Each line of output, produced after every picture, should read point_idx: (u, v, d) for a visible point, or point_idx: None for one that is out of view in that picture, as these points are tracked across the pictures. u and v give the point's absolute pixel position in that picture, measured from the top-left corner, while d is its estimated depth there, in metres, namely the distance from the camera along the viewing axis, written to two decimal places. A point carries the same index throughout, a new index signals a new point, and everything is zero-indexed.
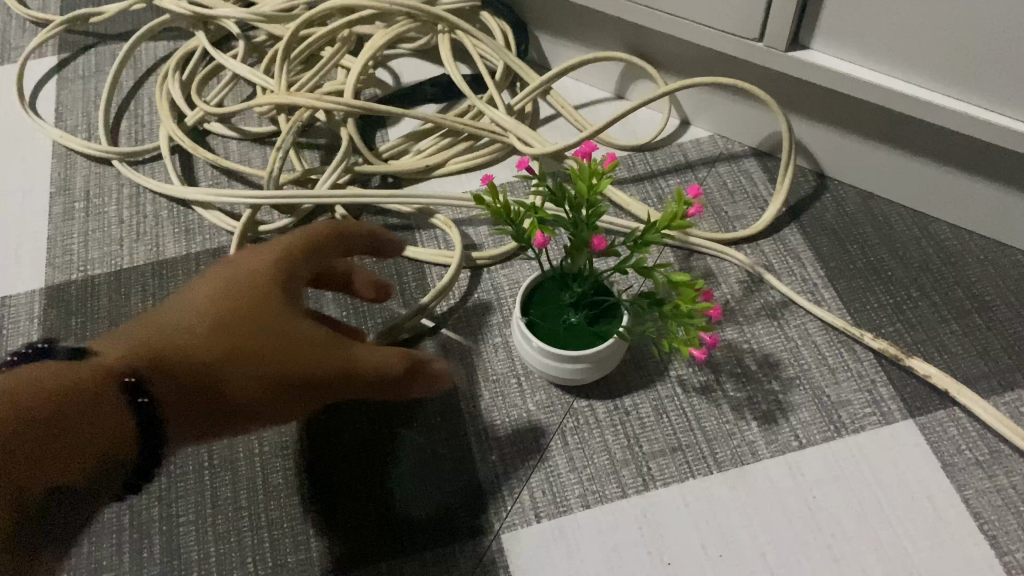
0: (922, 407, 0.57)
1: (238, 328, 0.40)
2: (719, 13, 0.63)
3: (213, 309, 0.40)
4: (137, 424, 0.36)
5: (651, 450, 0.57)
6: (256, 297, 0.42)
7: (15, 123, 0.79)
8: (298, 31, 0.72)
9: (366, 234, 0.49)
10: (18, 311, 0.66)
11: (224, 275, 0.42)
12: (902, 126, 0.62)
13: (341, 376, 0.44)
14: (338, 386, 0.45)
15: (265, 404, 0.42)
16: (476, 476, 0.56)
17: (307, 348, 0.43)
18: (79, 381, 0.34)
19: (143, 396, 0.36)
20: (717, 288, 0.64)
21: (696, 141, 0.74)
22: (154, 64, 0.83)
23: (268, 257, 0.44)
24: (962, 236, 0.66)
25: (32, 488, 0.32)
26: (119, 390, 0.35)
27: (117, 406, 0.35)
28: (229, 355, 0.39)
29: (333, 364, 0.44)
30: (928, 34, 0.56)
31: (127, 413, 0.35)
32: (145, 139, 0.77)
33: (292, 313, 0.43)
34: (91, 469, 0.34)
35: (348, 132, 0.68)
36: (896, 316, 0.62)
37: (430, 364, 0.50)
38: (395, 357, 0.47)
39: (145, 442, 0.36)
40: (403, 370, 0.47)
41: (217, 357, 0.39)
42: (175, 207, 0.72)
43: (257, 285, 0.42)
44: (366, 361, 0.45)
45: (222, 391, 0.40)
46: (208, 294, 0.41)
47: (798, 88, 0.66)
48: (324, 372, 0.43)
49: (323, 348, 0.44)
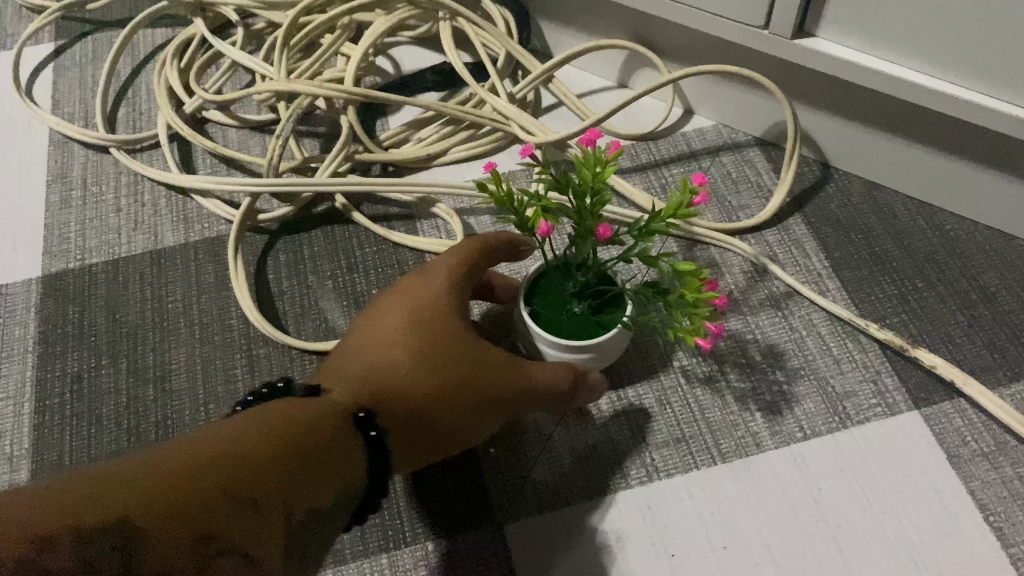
0: (928, 398, 0.57)
1: (440, 367, 0.45)
2: (724, 1, 0.62)
3: (417, 348, 0.45)
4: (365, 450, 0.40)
5: (654, 441, 0.56)
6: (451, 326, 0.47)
7: (11, 110, 0.78)
8: (297, 18, 0.71)
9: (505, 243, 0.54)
10: (15, 300, 0.65)
11: (414, 302, 0.47)
12: (908, 115, 0.62)
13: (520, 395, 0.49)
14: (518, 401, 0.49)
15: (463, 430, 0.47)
16: (478, 467, 0.56)
17: (494, 366, 0.47)
18: (321, 419, 0.38)
19: (372, 429, 0.41)
20: (721, 278, 0.64)
21: (699, 131, 0.74)
22: (151, 51, 0.82)
23: (437, 280, 0.49)
24: (968, 227, 0.66)
25: (298, 508, 0.34)
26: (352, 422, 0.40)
27: (346, 431, 0.39)
28: (433, 393, 0.45)
29: (517, 379, 0.48)
30: (936, 21, 0.55)
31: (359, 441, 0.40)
32: (143, 127, 0.76)
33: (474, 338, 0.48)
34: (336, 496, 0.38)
35: (348, 120, 0.67)
36: (901, 307, 0.62)
37: (588, 375, 0.53)
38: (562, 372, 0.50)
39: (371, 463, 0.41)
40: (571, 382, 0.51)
41: (413, 388, 0.44)
42: (173, 195, 0.71)
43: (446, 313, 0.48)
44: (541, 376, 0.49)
45: (424, 413, 0.45)
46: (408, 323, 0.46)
47: (804, 76, 0.65)
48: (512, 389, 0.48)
49: (507, 367, 0.48)
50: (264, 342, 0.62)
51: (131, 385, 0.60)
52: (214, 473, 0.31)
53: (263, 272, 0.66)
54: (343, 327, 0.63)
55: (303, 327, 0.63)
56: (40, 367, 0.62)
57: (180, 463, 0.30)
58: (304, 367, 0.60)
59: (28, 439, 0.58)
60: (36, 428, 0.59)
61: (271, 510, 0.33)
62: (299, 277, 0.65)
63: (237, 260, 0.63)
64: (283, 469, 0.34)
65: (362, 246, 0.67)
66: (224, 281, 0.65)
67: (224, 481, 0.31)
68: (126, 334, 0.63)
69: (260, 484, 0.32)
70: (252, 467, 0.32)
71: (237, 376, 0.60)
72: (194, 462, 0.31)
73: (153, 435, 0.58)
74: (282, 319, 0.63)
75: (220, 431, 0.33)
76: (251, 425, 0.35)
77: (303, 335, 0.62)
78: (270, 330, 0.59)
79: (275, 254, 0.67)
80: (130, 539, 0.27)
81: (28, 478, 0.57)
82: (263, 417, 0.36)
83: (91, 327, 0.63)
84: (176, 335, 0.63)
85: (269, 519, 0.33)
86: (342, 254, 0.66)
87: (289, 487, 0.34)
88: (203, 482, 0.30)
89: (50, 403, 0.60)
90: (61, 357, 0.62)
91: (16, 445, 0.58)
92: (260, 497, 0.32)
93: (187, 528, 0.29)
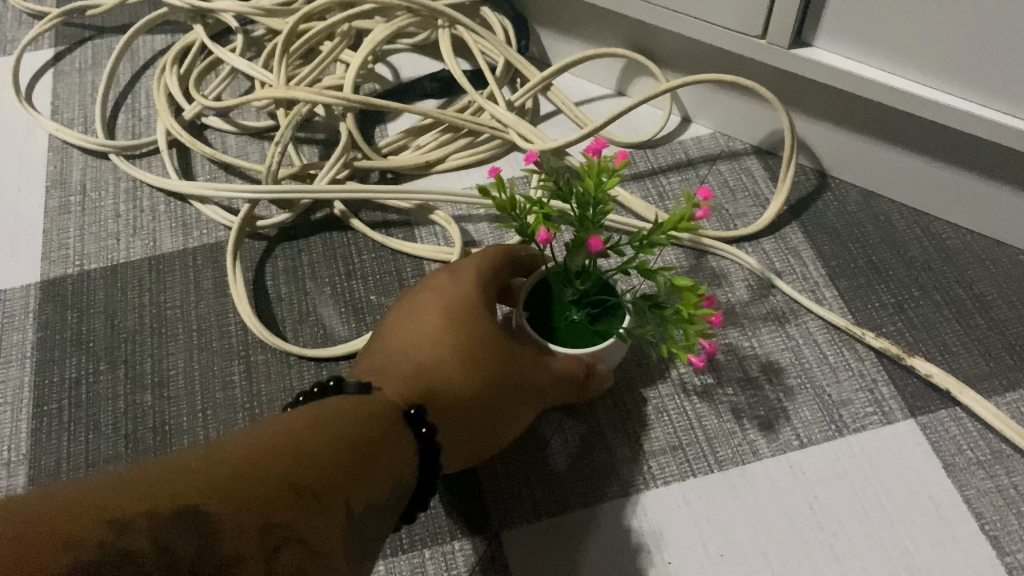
0: (923, 407, 0.57)
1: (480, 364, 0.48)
2: (722, 9, 0.62)
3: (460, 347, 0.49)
4: (416, 446, 0.43)
5: (651, 449, 0.56)
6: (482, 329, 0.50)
7: (10, 115, 0.78)
8: (297, 25, 0.71)
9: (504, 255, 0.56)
10: (13, 305, 0.65)
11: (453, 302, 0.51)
12: (904, 125, 0.62)
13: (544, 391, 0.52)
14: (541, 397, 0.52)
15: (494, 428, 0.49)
16: (475, 474, 0.56)
17: (524, 364, 0.51)
18: (375, 420, 0.41)
19: (422, 426, 0.43)
20: (717, 286, 0.64)
21: (697, 139, 0.74)
22: (150, 57, 0.82)
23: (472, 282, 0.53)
24: (963, 236, 0.66)
25: (359, 501, 0.37)
26: (405, 423, 0.43)
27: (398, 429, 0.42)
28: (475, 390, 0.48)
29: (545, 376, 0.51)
30: (932, 30, 0.55)
31: (411, 439, 0.43)
32: (143, 133, 0.76)
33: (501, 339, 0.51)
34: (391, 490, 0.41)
35: (347, 127, 0.67)
36: (897, 315, 0.62)
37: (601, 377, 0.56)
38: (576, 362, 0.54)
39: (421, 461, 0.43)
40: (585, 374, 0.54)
41: (449, 391, 0.47)
42: (172, 201, 0.71)
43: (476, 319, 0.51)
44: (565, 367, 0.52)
45: (464, 413, 0.48)
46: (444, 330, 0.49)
47: (800, 85, 0.65)
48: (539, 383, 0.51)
49: (532, 363, 0.51)
50: (262, 348, 0.62)
51: (129, 391, 0.60)
52: (278, 467, 0.34)
53: (262, 278, 0.66)
54: (341, 333, 0.63)
55: (301, 333, 0.63)
56: (38, 373, 0.62)
57: (251, 457, 0.33)
58: (302, 374, 0.61)
59: (26, 444, 0.58)
60: (34, 433, 0.59)
61: (334, 504, 0.36)
62: (298, 283, 0.66)
63: (236, 266, 0.63)
64: (343, 464, 0.37)
65: (360, 253, 0.67)
66: (222, 287, 0.66)
67: (290, 474, 0.34)
68: (125, 339, 0.63)
69: (325, 478, 0.35)
70: (313, 463, 0.35)
71: (235, 382, 0.60)
72: (262, 455, 0.34)
73: (151, 440, 0.58)
74: (280, 325, 0.63)
75: (277, 429, 0.36)
76: (311, 425, 0.37)
77: (302, 341, 0.63)
78: (270, 336, 0.59)
79: (273, 260, 0.67)
80: (215, 522, 0.30)
81: (25, 483, 0.57)
82: (324, 417, 0.39)
83: (90, 332, 0.64)
84: (174, 340, 0.63)
85: (332, 511, 0.35)
86: (341, 260, 0.67)
87: (350, 482, 0.37)
88: (272, 477, 0.33)
89: (48, 409, 0.60)
90: (59, 363, 0.62)
91: (14, 450, 0.58)
92: (327, 489, 0.35)
93: (263, 511, 0.32)
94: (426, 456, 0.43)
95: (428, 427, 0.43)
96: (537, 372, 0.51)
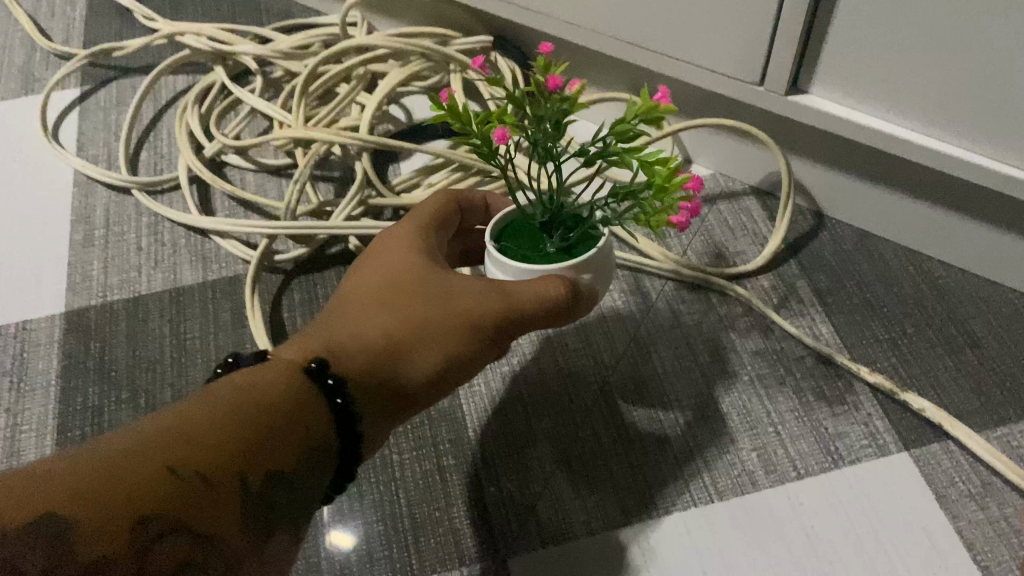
0: (917, 440, 0.59)
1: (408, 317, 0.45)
2: (722, 57, 0.65)
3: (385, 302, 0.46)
4: (326, 407, 0.40)
5: (654, 479, 0.58)
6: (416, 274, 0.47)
7: (37, 151, 0.81)
8: (316, 69, 0.75)
9: (482, 207, 0.54)
10: (39, 335, 0.68)
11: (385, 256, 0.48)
12: (897, 168, 0.65)
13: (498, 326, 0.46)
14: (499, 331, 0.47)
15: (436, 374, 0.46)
16: (484, 501, 0.58)
17: (464, 300, 0.46)
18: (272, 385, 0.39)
19: (336, 396, 0.41)
20: (719, 321, 0.67)
21: (698, 179, 0.77)
22: (173, 97, 0.86)
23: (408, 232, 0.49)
24: (955, 274, 0.68)
25: (255, 473, 0.36)
26: (303, 377, 0.40)
27: (297, 389, 0.40)
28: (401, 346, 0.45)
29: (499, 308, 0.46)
30: (922, 80, 0.58)
31: (312, 393, 0.40)
32: (164, 169, 0.79)
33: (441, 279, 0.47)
34: (294, 451, 0.38)
35: (363, 166, 0.70)
36: (891, 351, 0.64)
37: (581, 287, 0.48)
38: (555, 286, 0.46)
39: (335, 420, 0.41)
40: (566, 296, 0.46)
41: (367, 340, 0.44)
42: (192, 235, 0.74)
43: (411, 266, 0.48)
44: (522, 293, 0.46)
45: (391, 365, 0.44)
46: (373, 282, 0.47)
47: (797, 129, 0.68)
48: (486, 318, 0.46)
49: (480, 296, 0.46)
50: None
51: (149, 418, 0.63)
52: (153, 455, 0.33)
53: (278, 310, 0.68)
54: None
55: None
56: (62, 401, 0.64)
57: (119, 454, 0.33)
58: None
59: None
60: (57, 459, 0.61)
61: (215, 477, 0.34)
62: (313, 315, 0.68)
63: (254, 299, 0.66)
64: (225, 435, 0.36)
65: None
66: (240, 319, 0.68)
67: (164, 459, 0.33)
68: (145, 368, 0.65)
69: (202, 456, 0.34)
70: (189, 443, 0.34)
71: None
72: (133, 448, 0.33)
73: None
74: None
75: (158, 418, 0.35)
76: (197, 403, 0.37)
77: None
78: None
79: (289, 293, 0.69)
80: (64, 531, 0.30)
81: None
82: (213, 392, 0.37)
83: (112, 361, 0.66)
84: (194, 370, 0.65)
85: (218, 489, 0.35)
86: None
87: (232, 451, 0.35)
88: (137, 469, 0.32)
89: (71, 435, 0.62)
90: (81, 391, 0.64)
91: None
92: (206, 468, 0.34)
93: (127, 508, 0.31)
94: (337, 413, 0.41)
95: (334, 379, 0.41)
96: (484, 305, 0.46)
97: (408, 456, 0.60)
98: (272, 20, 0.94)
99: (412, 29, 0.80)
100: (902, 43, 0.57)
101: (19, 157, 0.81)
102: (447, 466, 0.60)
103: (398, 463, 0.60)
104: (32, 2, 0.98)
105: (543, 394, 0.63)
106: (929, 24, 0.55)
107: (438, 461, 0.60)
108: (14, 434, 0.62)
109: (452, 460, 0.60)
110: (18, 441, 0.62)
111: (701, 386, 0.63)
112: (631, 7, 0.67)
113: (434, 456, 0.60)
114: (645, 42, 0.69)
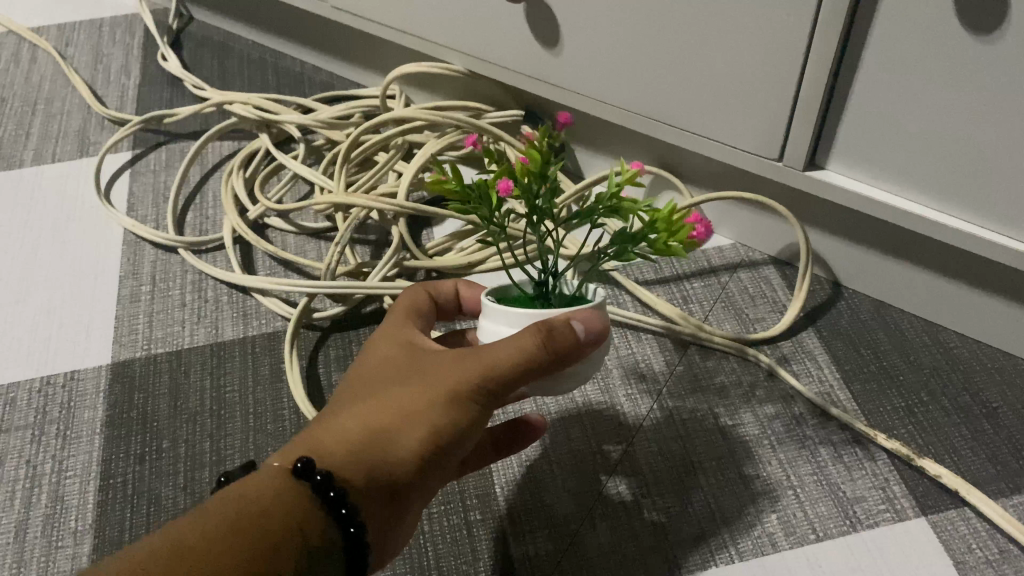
0: (934, 506, 0.60)
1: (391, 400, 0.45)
2: (741, 134, 0.69)
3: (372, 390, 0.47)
4: (322, 507, 0.42)
5: (678, 539, 0.60)
6: (400, 362, 0.48)
7: (91, 209, 0.86)
8: (358, 138, 0.79)
9: (457, 297, 0.55)
10: (86, 384, 0.71)
11: (386, 352, 0.49)
12: (911, 242, 0.68)
13: (484, 391, 0.44)
14: (488, 397, 0.45)
15: (429, 454, 0.45)
16: (511, 556, 0.60)
17: (449, 373, 0.45)
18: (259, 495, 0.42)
19: (329, 490, 0.42)
20: (740, 385, 0.69)
21: (719, 248, 0.80)
22: (218, 162, 0.91)
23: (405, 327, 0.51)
24: (970, 346, 0.71)
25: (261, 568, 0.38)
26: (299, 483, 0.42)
27: (287, 493, 0.42)
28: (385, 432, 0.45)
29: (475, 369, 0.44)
30: (933, 160, 0.61)
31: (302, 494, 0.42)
32: (209, 229, 0.83)
33: (427, 360, 0.47)
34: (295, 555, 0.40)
35: (399, 230, 0.74)
36: (908, 418, 0.66)
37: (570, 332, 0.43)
38: (528, 338, 0.43)
39: (332, 517, 0.42)
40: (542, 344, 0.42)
41: (353, 431, 0.44)
42: (235, 293, 0.78)
43: (400, 355, 0.48)
44: (494, 352, 0.43)
45: (380, 453, 0.44)
46: (365, 379, 0.48)
47: (813, 203, 0.71)
48: (469, 390, 0.44)
49: (456, 366, 0.45)
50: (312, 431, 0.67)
51: (188, 467, 0.65)
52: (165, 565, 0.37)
53: (315, 365, 0.71)
54: None
55: None
56: (106, 448, 0.66)
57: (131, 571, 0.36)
58: None
59: (92, 515, 0.62)
60: (100, 504, 0.63)
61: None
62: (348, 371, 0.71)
63: (293, 355, 0.69)
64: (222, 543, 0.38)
65: None
66: (278, 373, 0.71)
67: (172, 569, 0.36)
68: (186, 419, 0.68)
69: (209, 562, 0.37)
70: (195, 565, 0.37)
71: None
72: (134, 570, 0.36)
73: None
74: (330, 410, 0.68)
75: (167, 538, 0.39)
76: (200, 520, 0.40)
77: None
78: None
79: (326, 349, 0.73)
80: None
81: (90, 551, 0.60)
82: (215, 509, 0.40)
83: (154, 411, 0.69)
84: (232, 422, 0.68)
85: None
86: None
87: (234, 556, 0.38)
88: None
89: (113, 482, 0.64)
90: (124, 440, 0.67)
91: (82, 520, 0.62)
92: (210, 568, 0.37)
93: None
94: (332, 508, 0.42)
95: (321, 475, 0.42)
96: (461, 374, 0.44)
97: (437, 509, 0.62)
98: (314, 92, 0.99)
99: (447, 103, 0.85)
100: (914, 122, 0.61)
101: (73, 215, 0.85)
102: (475, 520, 0.61)
103: (426, 517, 0.62)
104: (90, 71, 1.05)
105: (569, 452, 0.65)
106: (940, 103, 0.58)
107: (466, 515, 0.62)
108: (59, 480, 0.65)
109: (480, 515, 0.62)
110: (63, 486, 0.64)
111: (723, 449, 0.65)
112: (657, 84, 0.71)
113: (462, 510, 0.62)
114: (669, 117, 0.73)
